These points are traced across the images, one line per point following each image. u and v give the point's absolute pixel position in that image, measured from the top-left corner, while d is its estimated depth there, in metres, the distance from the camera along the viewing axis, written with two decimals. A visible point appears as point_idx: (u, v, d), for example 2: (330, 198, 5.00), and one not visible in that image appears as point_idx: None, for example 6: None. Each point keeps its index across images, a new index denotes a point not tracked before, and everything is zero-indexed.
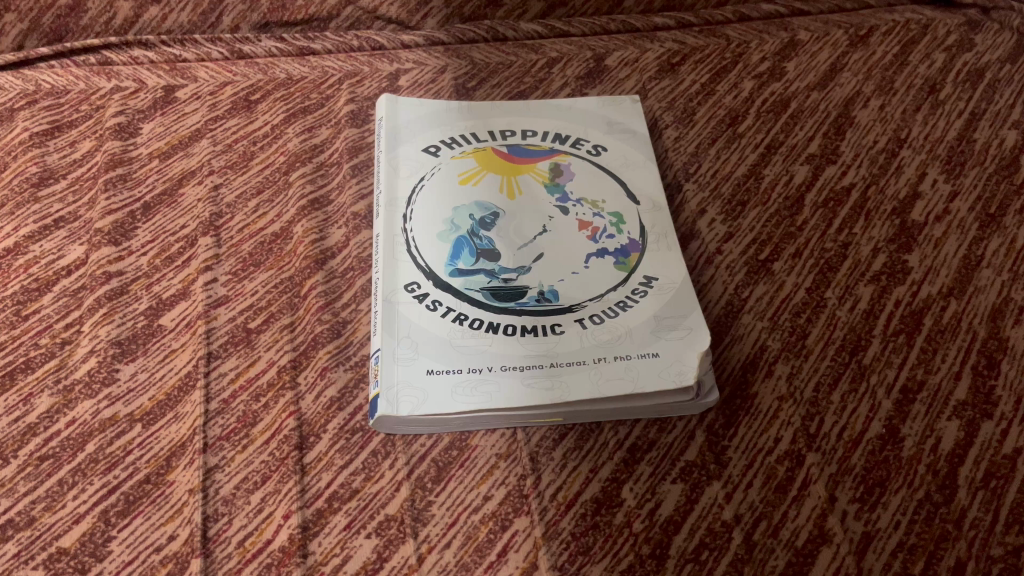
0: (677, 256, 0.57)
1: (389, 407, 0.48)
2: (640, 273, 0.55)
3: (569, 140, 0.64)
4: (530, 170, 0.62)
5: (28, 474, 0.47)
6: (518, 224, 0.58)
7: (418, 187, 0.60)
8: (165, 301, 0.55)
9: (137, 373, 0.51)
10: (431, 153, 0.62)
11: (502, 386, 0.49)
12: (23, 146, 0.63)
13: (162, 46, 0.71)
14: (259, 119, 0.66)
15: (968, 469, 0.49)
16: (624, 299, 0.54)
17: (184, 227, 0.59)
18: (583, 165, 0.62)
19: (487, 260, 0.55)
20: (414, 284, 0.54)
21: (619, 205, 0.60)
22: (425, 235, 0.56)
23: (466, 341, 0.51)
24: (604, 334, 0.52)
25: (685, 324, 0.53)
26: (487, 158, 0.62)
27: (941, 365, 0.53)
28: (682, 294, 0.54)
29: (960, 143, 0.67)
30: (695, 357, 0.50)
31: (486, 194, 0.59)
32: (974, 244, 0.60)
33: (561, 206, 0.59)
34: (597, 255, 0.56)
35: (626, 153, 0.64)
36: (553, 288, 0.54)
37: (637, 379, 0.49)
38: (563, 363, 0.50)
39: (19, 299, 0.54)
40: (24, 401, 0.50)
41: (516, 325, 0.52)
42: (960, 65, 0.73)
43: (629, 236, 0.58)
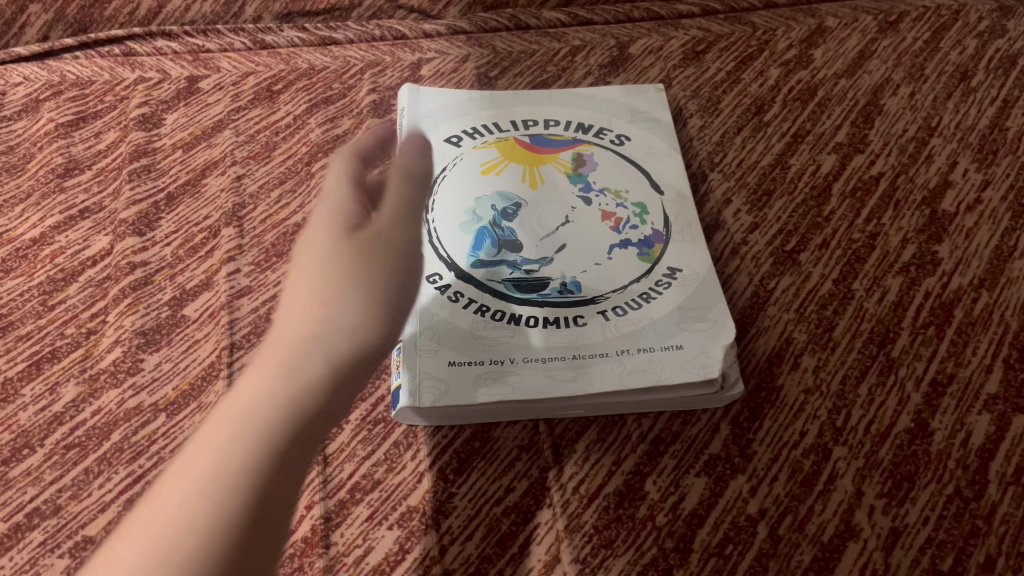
0: (702, 247, 0.56)
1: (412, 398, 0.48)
2: (664, 264, 0.55)
3: (592, 130, 0.64)
4: (552, 160, 0.61)
5: (54, 463, 0.48)
6: (539, 215, 0.57)
7: (440, 177, 0.59)
8: (188, 291, 0.55)
9: (161, 364, 0.52)
10: (453, 143, 0.62)
11: (524, 378, 0.49)
12: (49, 137, 0.63)
13: (185, 37, 0.71)
14: (281, 110, 0.66)
15: (999, 464, 0.48)
16: (647, 290, 0.53)
17: (207, 217, 0.59)
18: (606, 155, 0.62)
19: (510, 252, 0.55)
20: (436, 275, 0.53)
21: (643, 195, 0.59)
22: (447, 224, 0.56)
23: (487, 333, 0.51)
24: (627, 326, 0.51)
25: (710, 316, 0.52)
26: (509, 148, 0.62)
27: (972, 358, 0.52)
28: (707, 286, 0.54)
29: (991, 132, 0.65)
30: (720, 350, 0.50)
31: (507, 184, 0.59)
32: (1006, 235, 0.59)
33: (584, 197, 0.59)
34: (619, 247, 0.56)
35: (650, 143, 0.63)
36: (576, 279, 0.54)
37: (660, 372, 0.49)
38: (586, 355, 0.50)
39: (45, 289, 0.55)
40: (51, 390, 0.50)
41: (537, 317, 0.52)
42: (993, 51, 0.72)
43: (653, 227, 0.57)
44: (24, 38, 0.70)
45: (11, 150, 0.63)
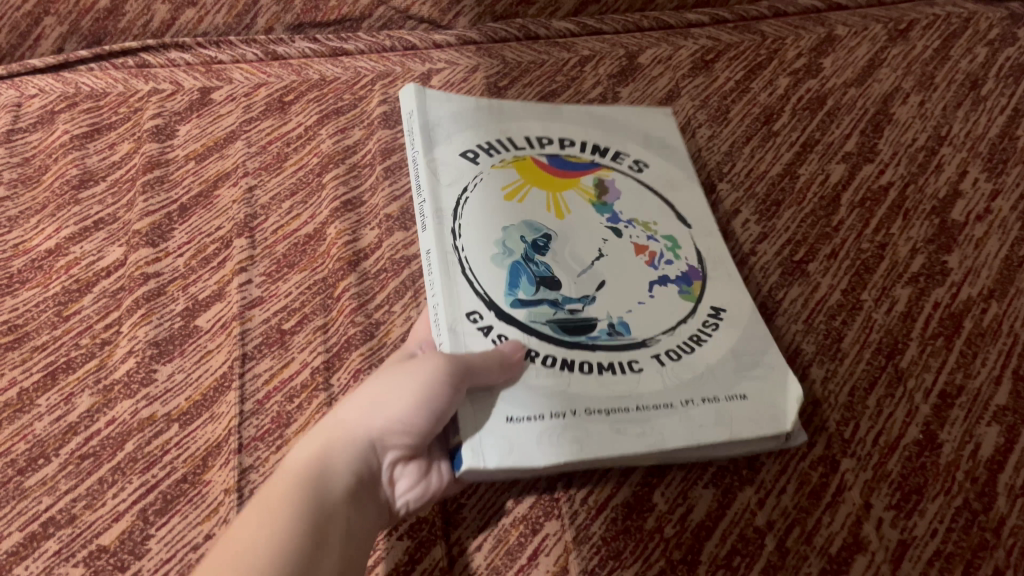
0: (744, 290, 0.55)
1: (471, 461, 0.43)
2: (707, 303, 0.53)
3: (608, 152, 0.63)
4: (574, 185, 0.60)
5: (70, 472, 0.48)
6: (573, 246, 0.55)
7: (464, 200, 0.56)
8: (201, 301, 0.56)
9: (174, 374, 0.53)
10: (470, 158, 0.59)
11: (590, 436, 0.45)
12: (64, 149, 0.64)
13: (198, 48, 0.71)
14: (293, 121, 0.67)
15: (1008, 475, 0.48)
16: (697, 333, 0.51)
17: (219, 228, 0.60)
18: (627, 181, 0.60)
19: (549, 290, 0.52)
20: (476, 313, 0.50)
21: (672, 229, 0.58)
22: (479, 255, 0.53)
23: (539, 380, 0.47)
24: (685, 372, 0.49)
25: (764, 361, 0.50)
26: (531, 172, 0.60)
27: (981, 369, 0.52)
28: (754, 330, 0.52)
29: (1002, 141, 0.65)
30: (786, 395, 0.48)
31: (534, 212, 0.57)
32: (1016, 245, 0.59)
33: (613, 228, 0.57)
34: (659, 283, 0.53)
35: (668, 171, 0.62)
36: (623, 320, 0.51)
37: (730, 425, 0.46)
38: (650, 406, 0.47)
39: (60, 299, 0.56)
40: (66, 400, 0.51)
41: (590, 361, 0.49)
42: (1002, 60, 0.72)
43: (688, 262, 0.56)
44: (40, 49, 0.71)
45: (27, 161, 0.63)
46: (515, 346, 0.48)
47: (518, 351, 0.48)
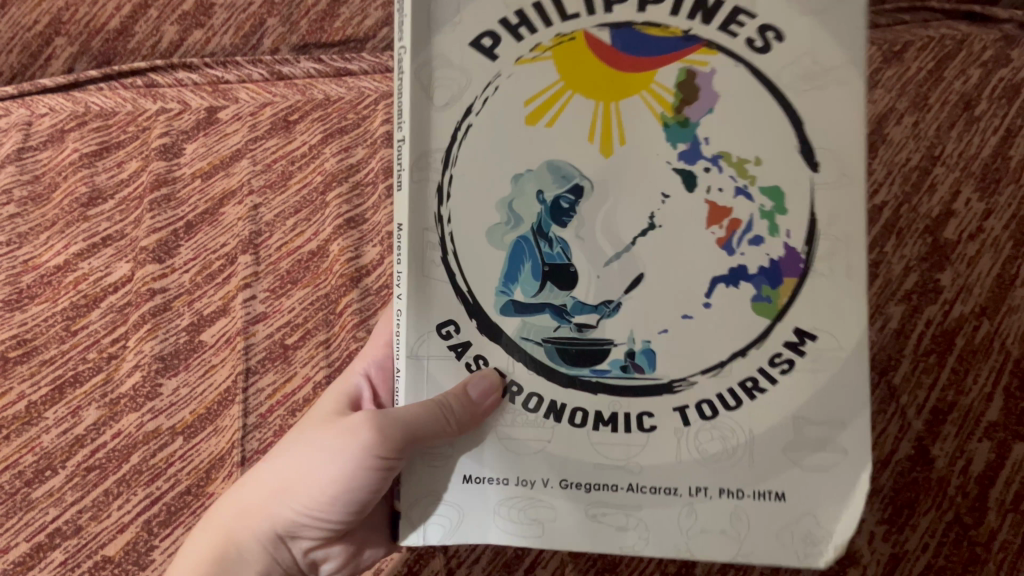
0: (857, 292, 0.33)
1: (410, 536, 0.34)
2: (789, 322, 0.33)
3: (721, 10, 0.33)
4: (644, 82, 0.33)
5: (76, 484, 0.54)
6: (610, 210, 0.33)
7: (464, 130, 0.34)
8: (205, 317, 0.58)
9: (179, 388, 0.56)
10: (484, 48, 0.34)
11: (563, 515, 0.34)
12: (74, 166, 0.64)
13: (206, 68, 0.66)
14: (298, 139, 0.64)
15: (998, 491, 0.52)
16: (754, 375, 0.33)
17: (224, 245, 0.60)
18: (734, 74, 0.33)
19: (558, 287, 0.34)
20: (450, 326, 0.34)
21: (781, 169, 0.33)
22: (468, 229, 0.34)
23: (516, 432, 0.34)
24: (716, 445, 0.33)
25: (836, 443, 0.33)
26: (579, 62, 0.34)
27: (973, 386, 0.54)
28: (849, 375, 0.33)
29: (994, 161, 0.60)
30: (840, 514, 0.33)
31: (561, 144, 0.34)
32: (1008, 263, 0.58)
33: (684, 168, 0.33)
34: (727, 282, 0.33)
35: (815, 47, 0.33)
36: (648, 347, 0.33)
37: (742, 538, 0.33)
38: (645, 488, 0.33)
39: (69, 314, 0.58)
40: (73, 413, 0.55)
41: (586, 411, 0.34)
42: (997, 81, 0.62)
43: (784, 241, 0.33)
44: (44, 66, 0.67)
45: (36, 179, 0.63)
46: (489, 385, 0.34)
47: (494, 392, 0.34)
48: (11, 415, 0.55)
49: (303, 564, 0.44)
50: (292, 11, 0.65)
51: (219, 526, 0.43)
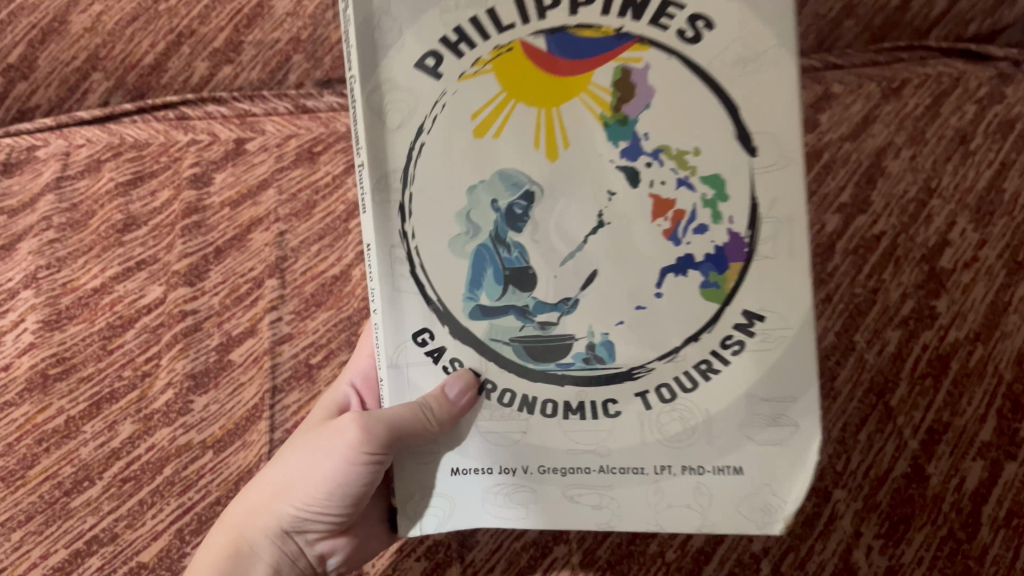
0: (800, 264, 0.41)
1: (410, 527, 0.43)
2: (737, 306, 0.41)
3: (649, 8, 0.40)
4: (581, 85, 0.41)
5: (112, 494, 0.59)
6: (563, 214, 0.41)
7: (418, 148, 0.42)
8: (234, 337, 0.62)
9: (209, 405, 0.61)
10: (429, 68, 0.41)
11: (540, 495, 0.43)
12: (109, 195, 0.66)
13: (234, 102, 0.68)
14: (322, 170, 0.67)
15: (991, 507, 0.56)
16: (707, 358, 0.42)
17: (251, 269, 0.64)
18: (669, 67, 0.41)
19: (519, 290, 0.42)
20: (425, 333, 0.43)
21: (720, 163, 0.41)
22: (435, 241, 0.42)
23: (494, 426, 0.43)
24: (671, 421, 0.42)
25: (787, 416, 0.41)
26: (517, 68, 0.41)
27: (967, 408, 0.58)
28: (794, 352, 0.41)
29: (989, 194, 0.62)
30: (790, 483, 0.41)
31: (515, 153, 0.41)
32: (1001, 290, 0.60)
33: (631, 170, 0.41)
34: (676, 271, 0.41)
35: (740, 39, 0.40)
36: (606, 338, 0.42)
37: (705, 511, 0.42)
38: (615, 468, 0.42)
39: (105, 334, 0.62)
40: (109, 427, 0.60)
41: (557, 401, 0.42)
42: (991, 117, 0.64)
43: (728, 227, 0.41)
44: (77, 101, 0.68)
45: (74, 206, 0.66)
46: (465, 384, 0.42)
47: (469, 390, 0.42)
48: (50, 428, 0.60)
49: (311, 558, 0.52)
50: (317, 48, 0.66)
51: (229, 529, 0.50)
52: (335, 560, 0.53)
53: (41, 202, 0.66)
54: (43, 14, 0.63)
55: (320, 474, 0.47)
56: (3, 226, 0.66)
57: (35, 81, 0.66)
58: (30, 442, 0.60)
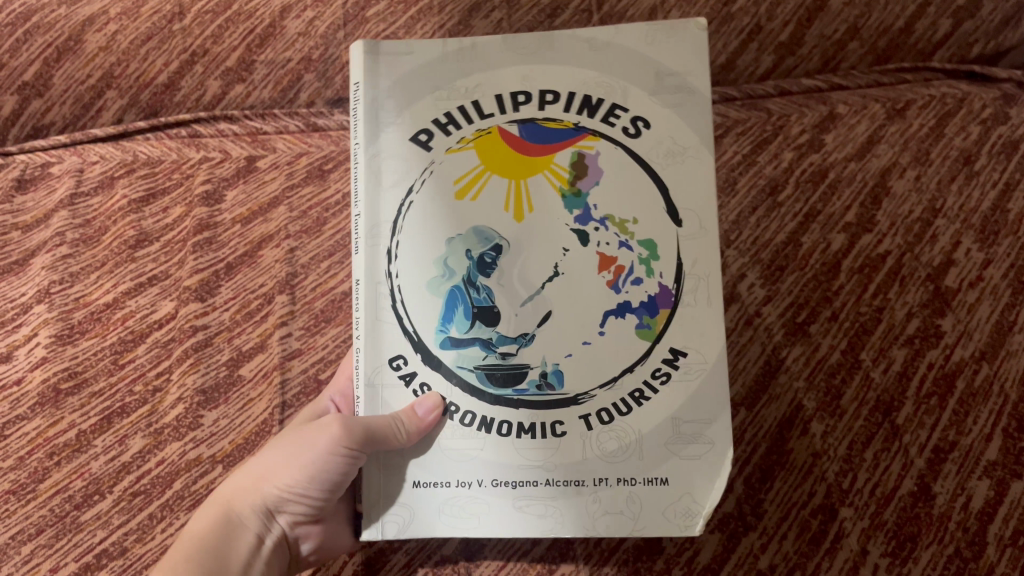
0: (718, 316, 0.48)
1: (370, 529, 0.47)
2: (665, 343, 0.48)
3: (601, 107, 0.49)
4: (546, 163, 0.49)
5: (122, 508, 0.59)
6: (524, 262, 0.48)
7: (407, 205, 0.49)
8: (244, 352, 0.63)
9: (219, 419, 0.61)
10: (422, 142, 0.50)
11: (493, 507, 0.48)
12: (122, 212, 0.66)
13: (246, 120, 0.68)
14: (332, 188, 0.67)
15: (997, 526, 0.57)
16: (639, 387, 0.48)
17: (262, 285, 0.64)
18: (613, 153, 0.49)
19: (485, 325, 0.48)
20: (400, 358, 0.49)
21: (655, 227, 0.48)
22: (414, 282, 0.49)
23: (455, 442, 0.48)
24: (610, 442, 0.48)
25: (705, 434, 0.47)
26: (493, 149, 0.49)
27: (973, 427, 0.58)
28: (710, 383, 0.48)
29: (994, 214, 0.63)
30: (708, 489, 0.47)
31: (487, 212, 0.49)
32: (1006, 310, 0.61)
33: (581, 230, 0.48)
34: (616, 315, 0.48)
35: (673, 133, 0.49)
36: (557, 368, 0.48)
37: (636, 515, 0.47)
38: (559, 481, 0.48)
39: (117, 349, 0.63)
40: (120, 441, 0.61)
41: (511, 422, 0.48)
42: (996, 137, 0.64)
43: (660, 281, 0.48)
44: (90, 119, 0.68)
45: (87, 223, 0.66)
46: (432, 404, 0.47)
47: (435, 409, 0.47)
48: (61, 442, 0.61)
49: (288, 539, 0.54)
50: (327, 68, 0.67)
51: (217, 502, 0.53)
52: (309, 544, 0.55)
53: (54, 218, 0.66)
54: (60, 33, 0.66)
55: (308, 458, 0.50)
56: (17, 241, 0.66)
57: (51, 98, 0.67)
58: (41, 455, 0.60)
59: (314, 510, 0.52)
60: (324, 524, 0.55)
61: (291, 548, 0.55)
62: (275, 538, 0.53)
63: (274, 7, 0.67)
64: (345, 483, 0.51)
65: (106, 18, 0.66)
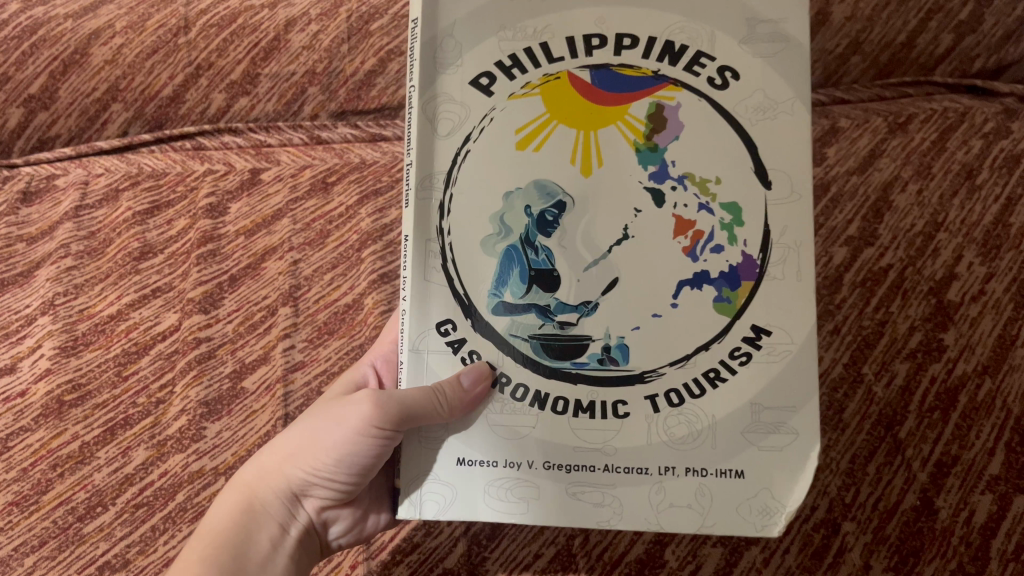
0: (808, 296, 0.44)
1: (407, 507, 0.43)
2: (747, 319, 0.43)
3: (685, 56, 0.45)
4: (619, 114, 0.44)
5: (125, 519, 0.59)
6: (592, 221, 0.44)
7: (463, 154, 0.45)
8: (247, 364, 0.63)
9: (221, 432, 0.61)
10: (483, 86, 0.45)
11: (542, 492, 0.44)
12: (126, 224, 0.67)
13: (250, 133, 0.69)
14: (335, 201, 0.67)
15: (1000, 541, 0.56)
16: (716, 366, 0.43)
17: (265, 297, 0.64)
18: (697, 107, 0.44)
19: (543, 290, 0.44)
20: (448, 324, 0.44)
21: (740, 192, 0.44)
22: (466, 240, 0.44)
23: (505, 419, 0.44)
24: (681, 426, 0.43)
25: (789, 425, 0.43)
26: (561, 98, 0.45)
27: (976, 441, 0.58)
28: (797, 368, 0.43)
29: (996, 228, 0.62)
30: (789, 487, 0.43)
31: (550, 166, 0.44)
32: (1009, 324, 0.60)
33: (655, 188, 0.44)
34: (692, 285, 0.43)
35: (764, 91, 0.44)
36: (623, 341, 0.43)
37: (705, 511, 0.43)
38: (619, 467, 0.43)
39: (120, 360, 0.63)
40: (123, 453, 0.61)
41: (568, 399, 0.44)
42: (997, 152, 0.64)
43: (743, 249, 0.44)
44: (94, 130, 0.69)
45: (92, 234, 0.66)
46: (478, 375, 0.43)
47: (482, 381, 0.43)
48: (65, 453, 0.61)
49: (315, 526, 0.53)
50: (331, 81, 0.67)
51: (241, 488, 0.51)
52: (337, 529, 0.54)
53: (59, 230, 0.67)
54: (67, 47, 0.66)
55: (336, 444, 0.47)
56: (22, 252, 0.66)
57: (57, 110, 0.68)
58: (44, 467, 0.61)
59: (341, 495, 0.51)
60: (352, 506, 0.54)
61: (318, 535, 0.54)
62: (303, 524, 0.52)
63: (278, 20, 0.67)
64: (377, 464, 0.48)
65: (111, 31, 0.66)
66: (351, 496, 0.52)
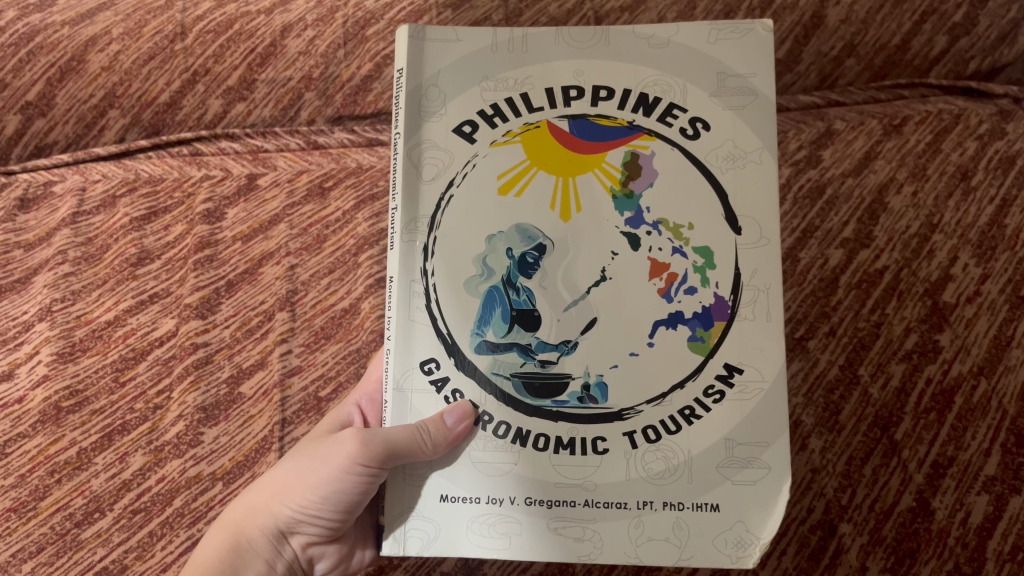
0: (776, 333, 0.43)
1: (390, 544, 0.43)
2: (720, 359, 0.43)
3: (658, 107, 0.45)
4: (596, 162, 0.44)
5: (122, 525, 0.60)
6: (570, 263, 0.44)
7: (446, 199, 0.45)
8: (245, 369, 0.63)
9: (219, 436, 0.62)
10: (465, 134, 0.45)
11: (524, 529, 0.43)
12: (123, 230, 0.67)
13: (247, 138, 0.69)
14: (331, 206, 0.67)
15: (996, 541, 0.57)
16: (691, 404, 0.43)
17: (262, 302, 0.65)
18: (671, 155, 0.44)
19: (523, 330, 0.44)
20: (432, 362, 0.44)
21: (713, 234, 0.44)
22: (450, 279, 0.44)
23: (487, 455, 0.43)
24: (657, 462, 0.43)
25: (762, 460, 0.43)
26: (540, 144, 0.45)
27: (971, 442, 0.58)
28: (766, 404, 0.43)
29: (991, 229, 0.63)
30: (764, 520, 0.42)
31: (529, 210, 0.44)
32: (1004, 325, 0.61)
33: (631, 232, 0.44)
34: (667, 325, 0.43)
35: (735, 137, 0.45)
36: (601, 380, 0.43)
37: (682, 544, 0.42)
38: (598, 503, 0.43)
39: (118, 366, 0.63)
40: (120, 458, 0.61)
41: (549, 436, 0.43)
42: (992, 153, 0.64)
43: (716, 291, 0.43)
44: (92, 136, 0.69)
45: (89, 240, 0.67)
46: (461, 413, 0.43)
47: (466, 419, 0.43)
48: (62, 460, 0.61)
49: (301, 561, 0.53)
50: (328, 86, 0.68)
51: (229, 525, 0.51)
52: (323, 565, 0.54)
53: (57, 237, 0.67)
54: (63, 54, 0.66)
55: (320, 480, 0.47)
56: (19, 259, 0.66)
57: (54, 117, 0.68)
58: (42, 473, 0.61)
59: (327, 532, 0.50)
60: (338, 543, 0.53)
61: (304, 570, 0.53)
62: (288, 561, 0.51)
63: (275, 26, 0.67)
64: (363, 500, 0.48)
65: (108, 38, 0.67)
66: (337, 533, 0.52)
